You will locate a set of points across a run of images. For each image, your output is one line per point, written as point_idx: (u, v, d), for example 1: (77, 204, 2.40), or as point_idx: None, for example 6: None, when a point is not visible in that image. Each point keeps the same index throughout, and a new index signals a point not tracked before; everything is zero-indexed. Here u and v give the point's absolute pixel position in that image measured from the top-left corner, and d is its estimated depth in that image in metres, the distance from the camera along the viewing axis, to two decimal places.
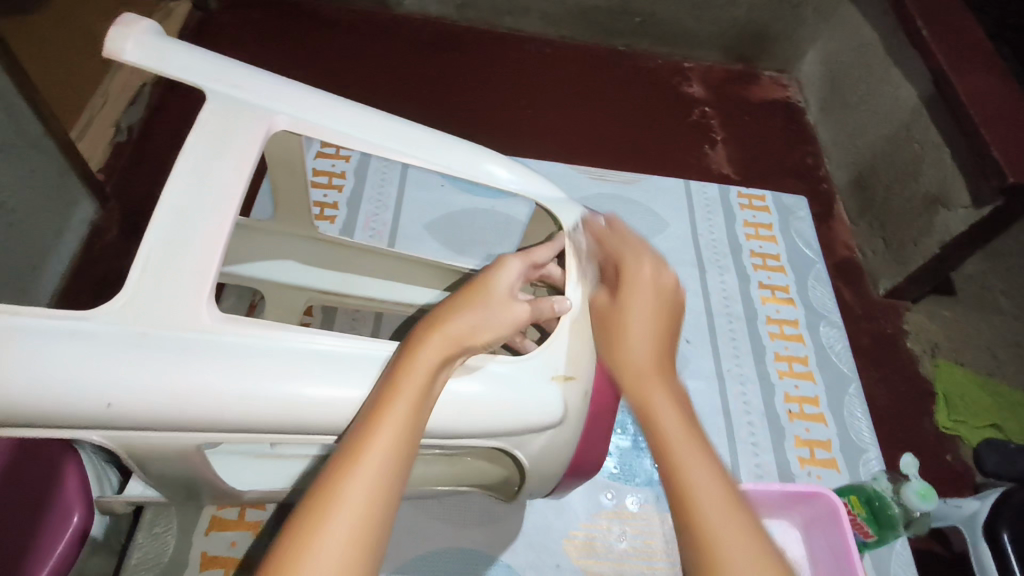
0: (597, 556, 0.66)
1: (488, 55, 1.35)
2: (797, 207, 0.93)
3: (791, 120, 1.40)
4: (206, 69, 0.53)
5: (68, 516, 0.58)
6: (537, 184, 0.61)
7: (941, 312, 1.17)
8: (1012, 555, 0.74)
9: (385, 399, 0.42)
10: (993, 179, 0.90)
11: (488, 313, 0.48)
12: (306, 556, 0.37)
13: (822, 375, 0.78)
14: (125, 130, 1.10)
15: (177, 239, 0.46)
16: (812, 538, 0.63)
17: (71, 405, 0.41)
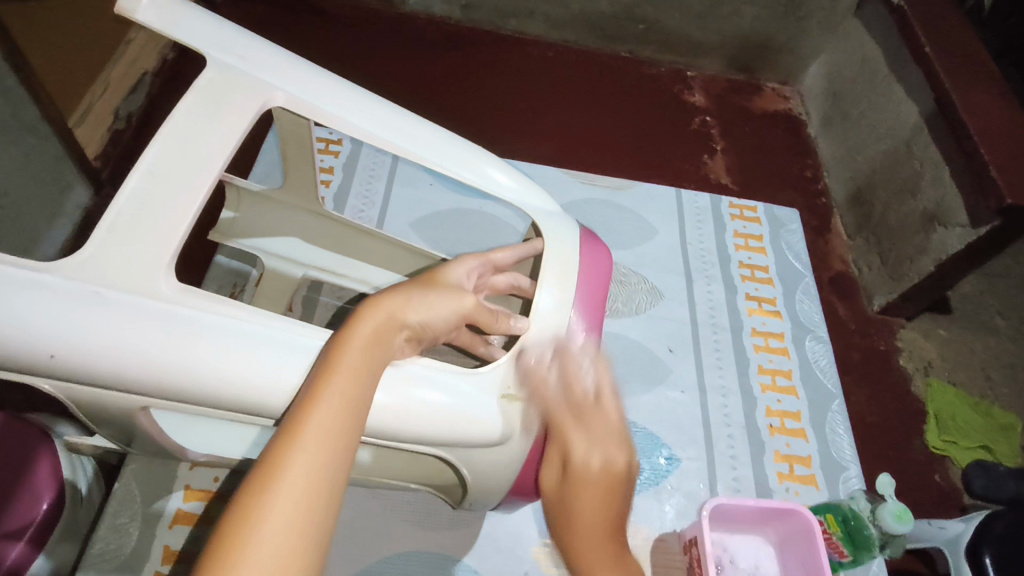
0: (567, 563, 0.66)
1: (489, 57, 1.34)
2: (789, 219, 0.93)
3: (791, 133, 1.39)
4: (207, 37, 0.51)
5: (38, 501, 0.58)
6: (526, 187, 0.60)
7: (935, 330, 1.16)
8: None
9: (324, 376, 0.42)
10: (991, 199, 0.90)
11: (431, 298, 0.49)
12: (250, 534, 0.35)
13: (805, 390, 0.77)
14: (123, 118, 1.10)
15: (150, 205, 0.45)
16: (786, 556, 0.60)
17: (19, 351, 0.41)
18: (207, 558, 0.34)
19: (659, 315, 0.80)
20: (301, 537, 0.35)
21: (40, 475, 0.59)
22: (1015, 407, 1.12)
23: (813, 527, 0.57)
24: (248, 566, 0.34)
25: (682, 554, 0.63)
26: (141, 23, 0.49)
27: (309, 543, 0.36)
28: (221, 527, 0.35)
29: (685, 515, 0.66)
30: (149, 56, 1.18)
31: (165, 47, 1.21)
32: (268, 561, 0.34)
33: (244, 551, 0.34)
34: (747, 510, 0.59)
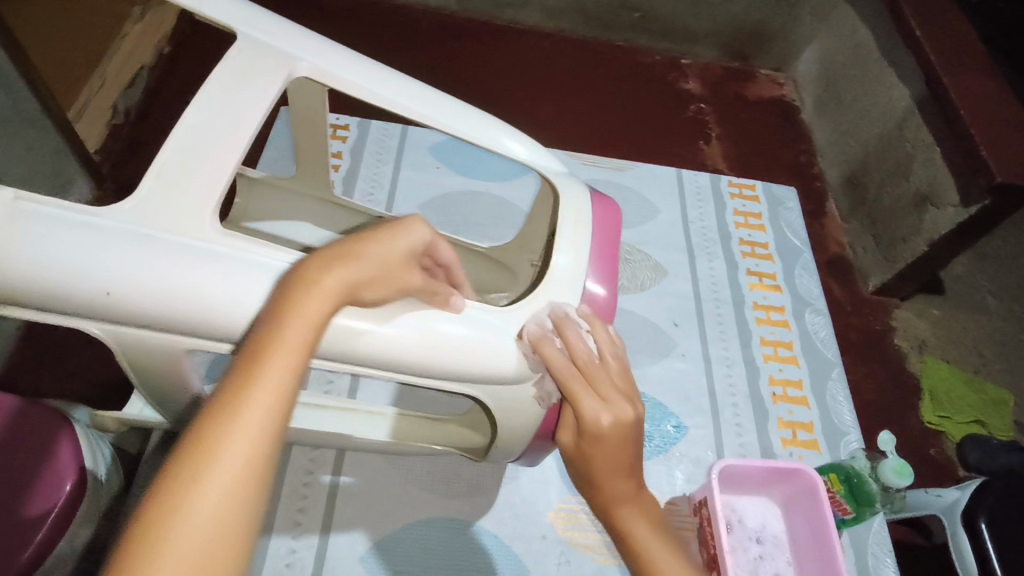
0: (581, 529, 0.67)
1: (485, 46, 1.36)
2: (786, 198, 0.94)
3: (785, 118, 1.41)
4: (234, 13, 0.51)
5: (61, 484, 0.59)
6: (538, 158, 0.60)
7: (928, 310, 1.19)
8: (989, 545, 0.76)
9: (272, 335, 0.37)
10: (981, 177, 0.92)
11: (373, 270, 0.42)
12: (186, 503, 0.31)
13: (806, 361, 0.79)
14: (122, 113, 1.12)
15: (193, 157, 0.44)
16: (792, 515, 0.62)
17: (70, 289, 0.40)
18: (135, 530, 0.31)
19: (664, 291, 0.82)
20: (239, 512, 0.32)
21: (63, 457, 0.59)
22: (1007, 383, 1.15)
23: (818, 486, 0.59)
24: (180, 543, 0.30)
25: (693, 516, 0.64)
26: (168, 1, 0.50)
27: (244, 519, 0.32)
28: (149, 496, 0.32)
29: (692, 480, 0.68)
30: (148, 50, 1.19)
31: (162, 42, 1.22)
32: (202, 535, 0.31)
33: (177, 527, 0.30)
34: (754, 470, 0.61)
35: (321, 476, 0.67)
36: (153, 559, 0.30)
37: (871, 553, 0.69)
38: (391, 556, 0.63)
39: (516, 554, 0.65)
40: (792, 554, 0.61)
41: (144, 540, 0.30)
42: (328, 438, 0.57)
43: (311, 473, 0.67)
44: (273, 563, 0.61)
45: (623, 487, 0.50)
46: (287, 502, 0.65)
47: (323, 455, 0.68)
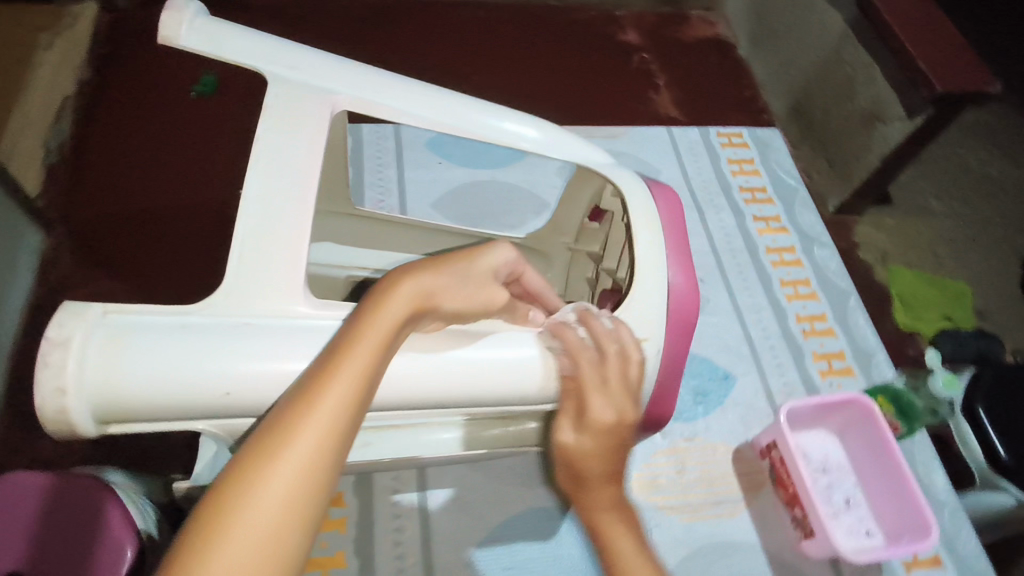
0: (664, 493, 0.61)
1: (420, 25, 1.32)
2: (772, 138, 0.93)
3: (724, 57, 1.42)
4: (228, 40, 0.47)
5: (122, 549, 0.56)
6: (548, 135, 0.54)
7: (884, 220, 1.21)
8: (992, 430, 0.75)
9: (349, 337, 0.37)
10: (923, 89, 0.97)
11: (460, 284, 0.42)
12: (248, 497, 0.31)
13: (825, 293, 0.78)
14: (56, 150, 1.04)
15: (266, 233, 0.42)
16: (851, 446, 0.61)
17: (185, 396, 0.38)
18: (198, 518, 0.31)
19: None
20: (293, 519, 0.31)
21: (114, 522, 0.57)
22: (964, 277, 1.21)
23: (875, 411, 0.58)
24: (240, 531, 0.30)
25: (762, 460, 0.63)
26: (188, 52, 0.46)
27: (299, 520, 0.32)
28: (221, 479, 0.32)
29: (750, 423, 0.66)
30: (67, 79, 1.10)
31: (82, 67, 1.14)
32: (262, 525, 0.31)
33: (236, 520, 0.31)
34: (807, 408, 0.60)
35: (409, 494, 0.59)
36: (215, 544, 0.30)
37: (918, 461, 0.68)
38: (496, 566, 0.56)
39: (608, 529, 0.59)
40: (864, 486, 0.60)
41: (210, 525, 0.31)
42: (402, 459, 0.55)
43: (395, 492, 0.59)
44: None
45: (609, 497, 0.49)
46: (381, 549, 0.55)
47: (404, 470, 0.59)
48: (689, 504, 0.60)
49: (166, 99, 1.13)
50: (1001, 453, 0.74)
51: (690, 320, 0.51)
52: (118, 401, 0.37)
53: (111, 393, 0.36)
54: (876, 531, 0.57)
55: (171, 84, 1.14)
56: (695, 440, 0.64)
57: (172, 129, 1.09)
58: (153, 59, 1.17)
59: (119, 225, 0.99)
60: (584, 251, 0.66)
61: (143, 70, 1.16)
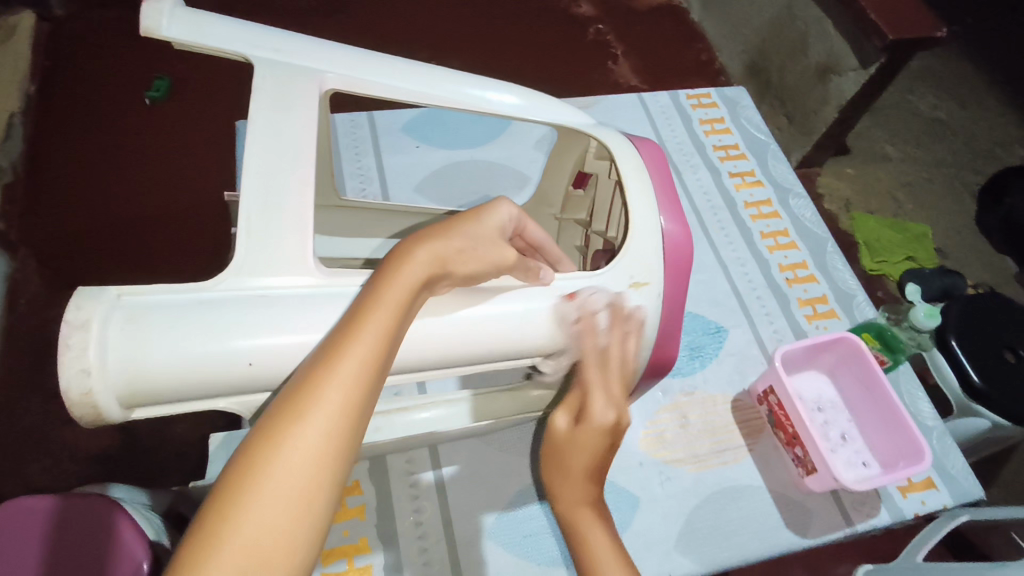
0: (670, 447, 0.63)
1: (371, 20, 1.31)
2: (740, 97, 0.95)
3: (678, 22, 1.42)
4: (184, 24, 0.44)
5: (136, 562, 0.54)
6: (533, 101, 0.54)
7: (844, 169, 1.24)
8: (962, 357, 0.78)
9: (370, 298, 0.37)
10: (875, 38, 0.96)
11: (469, 246, 0.42)
12: (279, 453, 0.30)
13: (804, 242, 0.80)
14: (9, 169, 1.00)
15: (270, 210, 0.41)
16: (843, 381, 0.64)
17: (208, 370, 0.37)
18: (227, 477, 0.30)
19: None
20: (325, 476, 0.31)
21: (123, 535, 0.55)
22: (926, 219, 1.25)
23: (862, 347, 0.61)
24: (276, 483, 0.30)
25: (759, 406, 0.65)
26: (173, 42, 0.44)
27: (330, 477, 0.31)
28: (249, 437, 0.32)
29: (745, 372, 0.68)
30: (9, 96, 1.06)
31: (24, 82, 1.09)
32: (296, 479, 0.30)
33: (267, 478, 0.30)
34: (797, 351, 0.63)
35: (424, 475, 0.59)
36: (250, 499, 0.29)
37: (905, 391, 0.71)
38: (515, 536, 0.57)
39: (622, 487, 0.60)
40: (857, 420, 0.63)
41: (242, 480, 0.30)
42: (416, 438, 0.56)
43: (412, 473, 0.59)
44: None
45: (588, 493, 0.48)
46: (403, 532, 0.56)
47: (416, 452, 0.60)
48: (696, 454, 0.62)
49: (119, 106, 1.09)
50: (975, 380, 0.77)
51: (685, 262, 0.52)
52: (142, 381, 0.35)
53: (133, 372, 0.35)
54: (872, 462, 0.60)
55: (121, 90, 1.10)
56: (695, 394, 0.66)
57: (130, 135, 1.06)
58: (98, 66, 1.13)
59: (84, 241, 0.96)
60: (572, 219, 0.68)
61: (90, 79, 1.11)
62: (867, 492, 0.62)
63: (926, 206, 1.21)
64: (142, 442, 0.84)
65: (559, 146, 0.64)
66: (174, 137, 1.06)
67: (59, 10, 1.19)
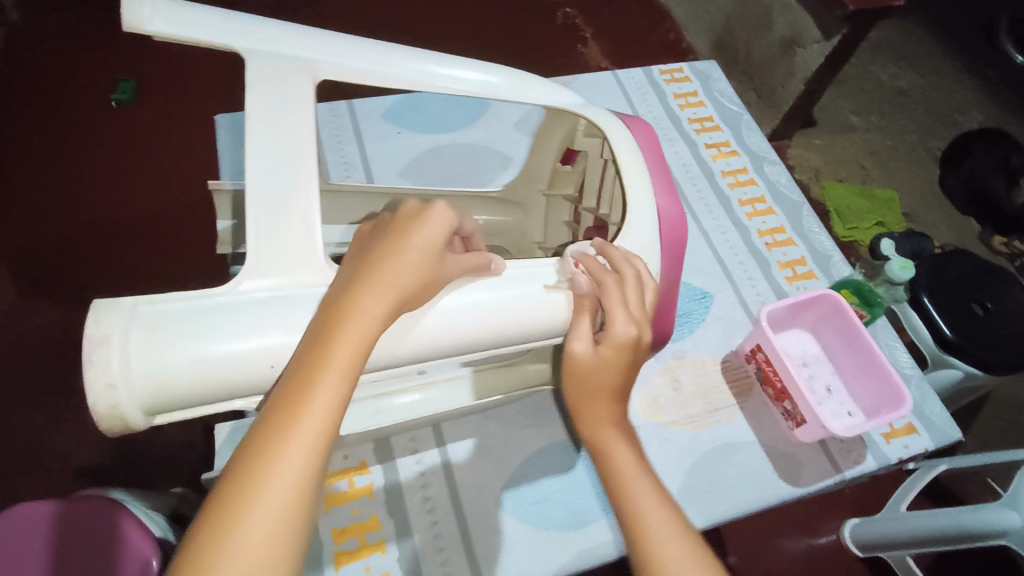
0: (666, 410, 0.65)
1: (337, 15, 1.29)
2: (712, 70, 0.97)
3: (643, 3, 1.43)
4: (164, 17, 0.44)
5: (146, 562, 0.53)
6: (513, 80, 0.55)
7: (812, 141, 1.27)
8: (934, 311, 0.81)
9: (324, 340, 0.35)
10: (837, 9, 0.98)
11: (411, 268, 0.38)
12: (242, 518, 0.30)
13: (781, 208, 0.82)
14: None
15: (272, 197, 0.41)
16: (827, 338, 0.67)
17: (230, 371, 0.37)
18: (192, 545, 0.29)
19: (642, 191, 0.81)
20: (289, 538, 0.30)
21: (130, 535, 0.53)
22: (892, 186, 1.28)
23: (842, 303, 0.63)
24: (235, 550, 0.29)
25: (748, 366, 0.67)
26: (157, 38, 0.44)
27: (295, 539, 0.30)
28: (211, 498, 0.31)
29: (733, 335, 0.71)
30: None
31: None
32: (259, 541, 0.29)
33: (227, 547, 0.29)
34: (781, 310, 0.65)
35: (429, 453, 0.61)
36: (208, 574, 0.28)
37: (884, 342, 0.74)
38: (525, 504, 0.59)
39: None
40: (842, 378, 0.65)
41: (204, 542, 0.29)
42: (423, 419, 0.57)
43: (417, 453, 0.60)
44: (428, 564, 0.55)
45: (611, 410, 0.48)
46: (413, 509, 0.57)
47: (420, 430, 0.61)
48: (690, 416, 0.64)
49: (87, 112, 1.06)
50: (946, 334, 0.80)
51: (679, 240, 0.53)
52: (166, 389, 0.36)
53: (156, 382, 0.35)
54: (857, 412, 0.63)
55: (87, 95, 1.08)
56: (686, 358, 0.68)
57: (103, 140, 1.04)
58: (60, 70, 1.10)
59: (58, 249, 0.94)
60: (560, 195, 0.70)
61: (54, 86, 1.09)
62: (853, 440, 0.64)
63: (892, 173, 1.25)
64: (136, 447, 0.83)
65: (546, 125, 0.65)
66: (148, 140, 1.04)
67: (14, 15, 1.16)
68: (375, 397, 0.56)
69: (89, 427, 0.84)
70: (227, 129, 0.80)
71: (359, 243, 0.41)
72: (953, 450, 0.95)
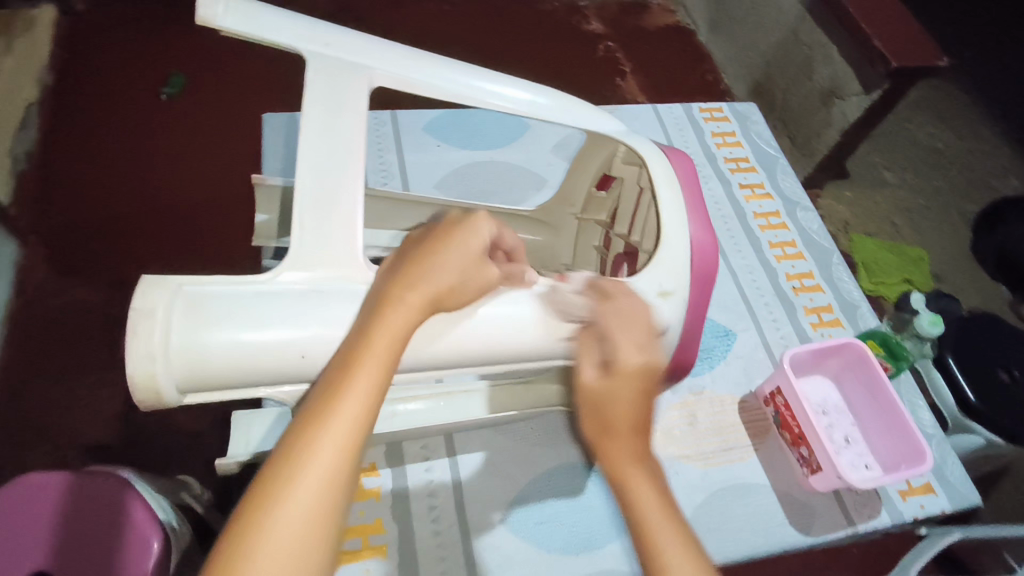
0: (680, 444, 0.64)
1: (385, 27, 1.33)
2: (751, 112, 0.97)
3: (686, 43, 1.44)
4: (231, 17, 0.45)
5: (147, 542, 0.53)
6: (560, 104, 0.57)
7: (844, 193, 1.26)
8: (959, 374, 0.80)
9: (377, 316, 0.37)
10: (878, 64, 0.99)
11: (450, 269, 0.40)
12: (279, 501, 0.30)
13: (811, 253, 0.82)
14: (24, 158, 1.02)
15: (321, 198, 0.42)
16: (849, 388, 0.66)
17: (263, 358, 0.38)
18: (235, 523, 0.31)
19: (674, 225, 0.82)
20: (323, 522, 0.31)
21: (136, 513, 0.53)
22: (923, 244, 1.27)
23: (868, 354, 0.63)
24: (273, 530, 0.30)
25: (766, 408, 0.67)
26: (224, 33, 0.45)
27: (328, 524, 0.31)
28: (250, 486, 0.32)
29: (753, 376, 0.70)
30: (29, 86, 1.07)
31: (43, 72, 1.10)
32: (296, 522, 0.30)
33: (265, 526, 0.30)
34: (804, 356, 0.65)
35: (439, 462, 0.61)
36: (263, 525, 0.30)
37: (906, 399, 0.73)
38: (529, 523, 0.58)
39: None
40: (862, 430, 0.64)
41: (245, 522, 0.30)
42: (438, 427, 0.57)
43: (427, 460, 0.60)
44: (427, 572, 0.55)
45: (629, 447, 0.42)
46: (418, 517, 0.57)
47: (432, 438, 0.61)
48: (703, 452, 0.64)
49: (139, 103, 1.10)
50: (970, 398, 0.78)
51: (709, 274, 0.53)
52: (200, 366, 0.37)
53: (193, 360, 0.37)
54: (875, 465, 0.62)
55: (140, 86, 1.12)
56: (704, 394, 0.68)
57: (153, 130, 1.07)
58: (116, 60, 1.14)
59: (96, 231, 0.97)
60: (593, 219, 0.71)
61: (113, 75, 1.13)
62: (869, 494, 0.63)
63: (923, 230, 1.24)
64: (147, 431, 0.84)
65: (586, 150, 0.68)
66: (194, 133, 1.07)
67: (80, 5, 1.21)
68: (388, 401, 0.56)
69: (104, 407, 0.85)
70: (271, 128, 0.82)
71: (403, 247, 0.42)
72: (967, 518, 0.91)
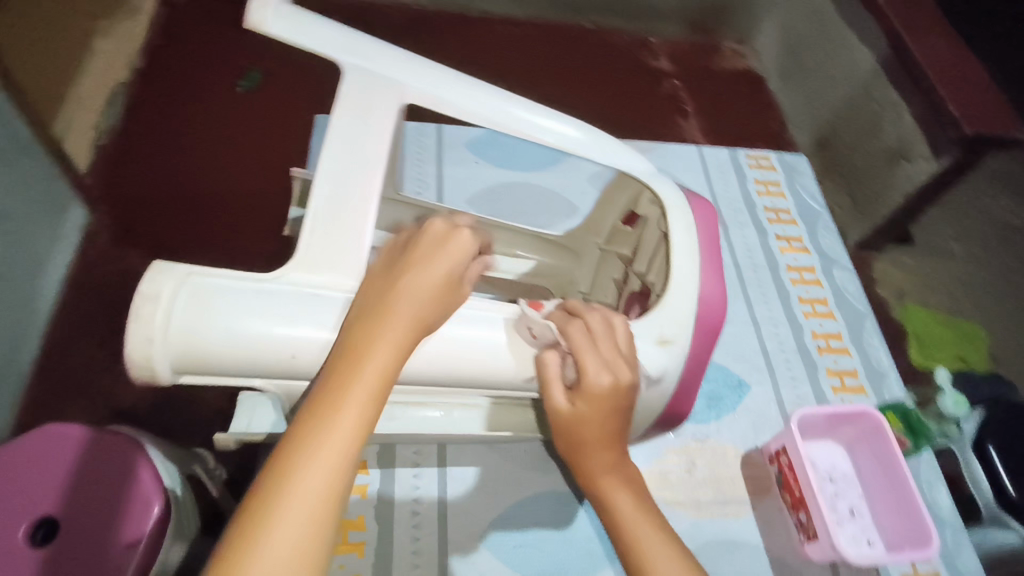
0: (674, 490, 0.62)
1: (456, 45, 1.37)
2: (800, 164, 0.95)
3: (752, 89, 1.42)
4: (288, 23, 0.48)
5: (148, 505, 0.55)
6: (591, 136, 0.58)
7: (900, 262, 1.18)
8: (1001, 466, 0.73)
9: (366, 337, 0.40)
10: (951, 130, 0.96)
11: (434, 292, 0.42)
12: (282, 510, 0.33)
13: (842, 314, 0.79)
14: (105, 132, 1.09)
15: (336, 205, 0.45)
16: (860, 457, 0.63)
17: (255, 354, 0.41)
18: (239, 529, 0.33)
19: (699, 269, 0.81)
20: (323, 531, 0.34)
21: (142, 476, 0.56)
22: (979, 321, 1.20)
23: (886, 426, 0.60)
24: (277, 538, 0.33)
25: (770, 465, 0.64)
26: (274, 38, 0.48)
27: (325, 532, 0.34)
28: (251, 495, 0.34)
29: (761, 431, 0.68)
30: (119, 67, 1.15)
31: (134, 56, 1.18)
32: (299, 531, 0.33)
33: (271, 533, 0.33)
34: (819, 418, 0.62)
35: (428, 470, 0.61)
36: (268, 532, 0.33)
37: (923, 479, 0.70)
38: (508, 544, 0.58)
39: None
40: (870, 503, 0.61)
41: (250, 528, 0.33)
42: (430, 435, 0.58)
43: (417, 466, 0.61)
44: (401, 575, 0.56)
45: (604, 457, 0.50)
46: (399, 522, 0.58)
47: (425, 445, 0.62)
48: (697, 502, 0.62)
49: (214, 94, 1.17)
50: (1010, 494, 0.72)
51: (713, 323, 0.53)
52: (196, 353, 0.40)
53: (190, 347, 0.40)
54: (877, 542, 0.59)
55: (217, 78, 1.19)
56: (706, 443, 0.66)
57: (222, 121, 1.14)
58: (200, 51, 1.22)
59: (158, 207, 1.03)
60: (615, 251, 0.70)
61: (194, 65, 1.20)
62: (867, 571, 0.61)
63: (980, 306, 1.17)
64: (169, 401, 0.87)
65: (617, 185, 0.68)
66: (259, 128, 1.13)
67: None
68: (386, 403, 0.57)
69: None
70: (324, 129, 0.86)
71: (385, 258, 0.44)
72: None
